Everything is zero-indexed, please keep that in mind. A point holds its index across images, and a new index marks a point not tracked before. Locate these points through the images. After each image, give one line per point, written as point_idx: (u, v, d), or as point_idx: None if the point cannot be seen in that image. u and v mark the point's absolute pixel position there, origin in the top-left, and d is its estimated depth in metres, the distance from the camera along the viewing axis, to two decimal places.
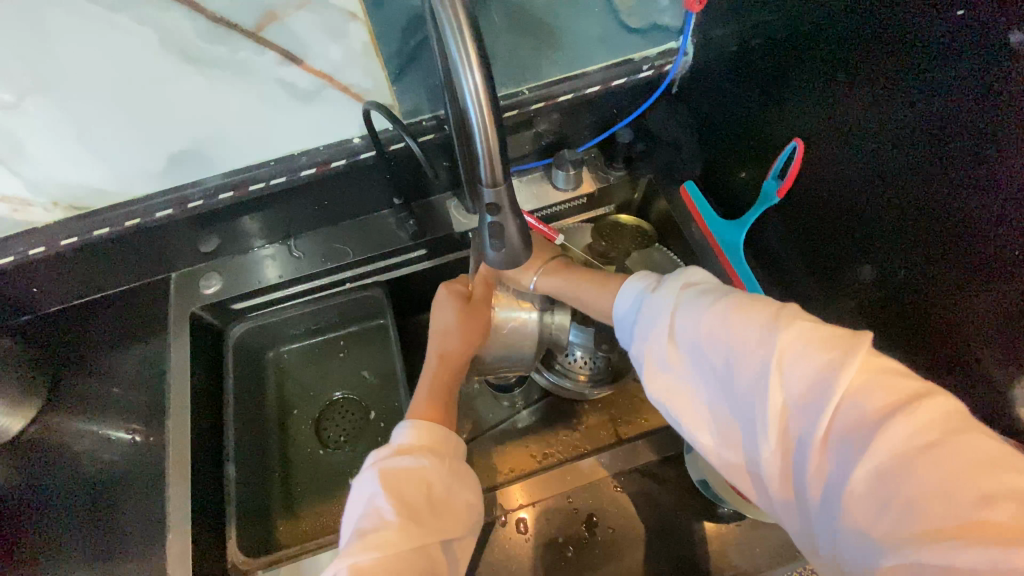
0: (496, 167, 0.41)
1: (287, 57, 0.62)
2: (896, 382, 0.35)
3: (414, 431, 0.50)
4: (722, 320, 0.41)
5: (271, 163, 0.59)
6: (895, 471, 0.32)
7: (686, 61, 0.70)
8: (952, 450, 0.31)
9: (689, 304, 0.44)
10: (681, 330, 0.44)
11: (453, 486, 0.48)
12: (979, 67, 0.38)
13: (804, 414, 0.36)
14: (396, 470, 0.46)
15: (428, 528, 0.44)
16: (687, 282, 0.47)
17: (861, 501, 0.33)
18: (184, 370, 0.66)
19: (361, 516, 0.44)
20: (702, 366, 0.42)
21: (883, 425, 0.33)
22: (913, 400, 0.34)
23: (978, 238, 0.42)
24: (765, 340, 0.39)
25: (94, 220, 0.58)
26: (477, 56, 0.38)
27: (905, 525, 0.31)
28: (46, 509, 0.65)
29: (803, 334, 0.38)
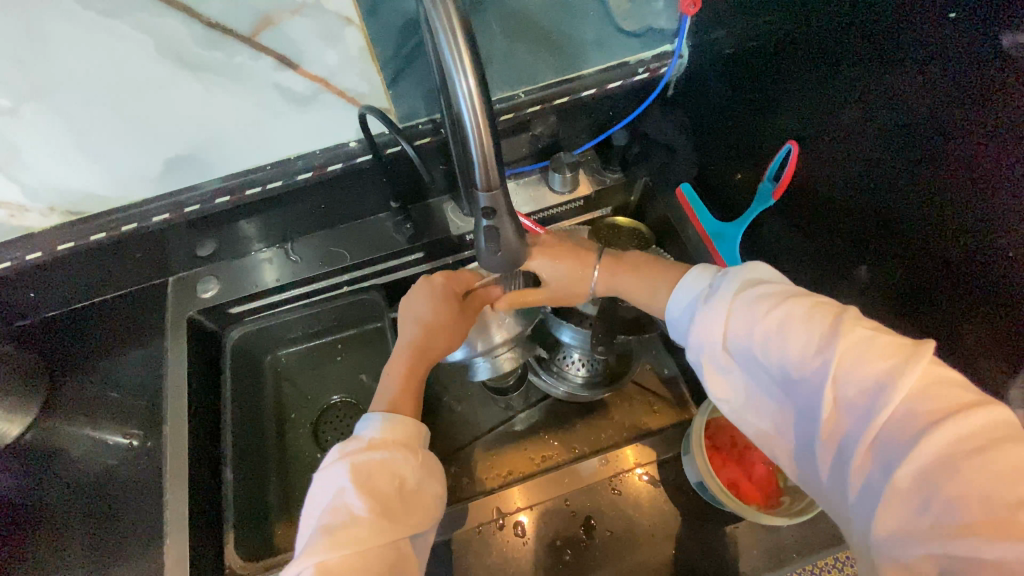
0: (490, 171, 0.42)
1: (285, 62, 0.56)
2: (952, 393, 0.34)
3: (388, 422, 0.47)
4: (781, 319, 0.41)
5: (267, 167, 0.61)
6: (936, 471, 0.32)
7: (681, 64, 0.70)
8: (1001, 456, 0.31)
9: (747, 300, 0.44)
10: (735, 325, 0.44)
11: (425, 479, 0.46)
12: (972, 69, 0.39)
13: (857, 414, 0.36)
14: (365, 460, 0.44)
15: (398, 525, 0.42)
16: (751, 278, 0.47)
17: (902, 496, 0.33)
18: (182, 374, 0.66)
19: (328, 509, 0.42)
20: (755, 362, 0.43)
21: (933, 428, 0.33)
22: (966, 408, 0.33)
23: (974, 240, 0.42)
24: (824, 343, 0.39)
25: (93, 225, 0.59)
26: (471, 61, 0.38)
27: (940, 521, 0.31)
28: (46, 514, 0.65)
29: (867, 340, 0.38)
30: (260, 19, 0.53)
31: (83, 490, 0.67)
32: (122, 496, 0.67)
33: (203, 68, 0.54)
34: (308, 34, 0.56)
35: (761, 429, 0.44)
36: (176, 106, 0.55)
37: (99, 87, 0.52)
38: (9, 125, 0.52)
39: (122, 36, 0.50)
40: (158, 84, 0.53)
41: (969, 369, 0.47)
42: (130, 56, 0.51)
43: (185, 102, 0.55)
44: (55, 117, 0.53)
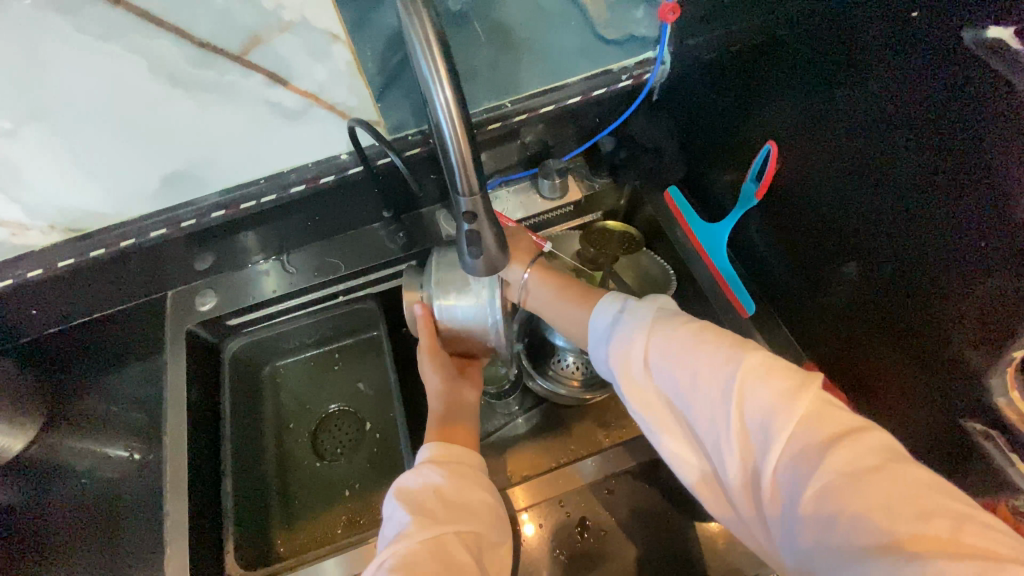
0: (471, 176, 0.43)
1: (273, 78, 0.56)
2: (843, 418, 0.37)
3: (431, 447, 0.52)
4: (691, 345, 0.43)
5: (261, 181, 0.62)
6: (838, 489, 0.34)
7: (664, 70, 0.71)
8: (895, 476, 0.33)
9: (662, 328, 0.46)
10: (653, 347, 0.46)
11: (465, 486, 0.49)
12: (941, 67, 0.39)
13: (761, 436, 0.38)
14: (408, 486, 0.48)
15: (444, 524, 0.44)
16: (664, 305, 0.50)
17: (809, 516, 0.34)
18: (182, 386, 0.67)
19: (388, 531, 0.45)
20: (670, 387, 0.44)
21: (830, 449, 0.35)
22: (856, 432, 0.36)
23: (946, 236, 0.43)
24: (729, 366, 0.41)
25: (89, 243, 0.60)
26: (448, 72, 0.39)
27: (852, 535, 0.32)
28: (49, 527, 0.66)
29: (763, 365, 0.40)
30: (251, 38, 0.53)
31: (86, 503, 0.68)
32: (123, 510, 0.67)
33: (198, 87, 0.54)
34: (296, 51, 0.55)
35: (674, 457, 0.44)
36: (168, 124, 0.55)
37: (98, 111, 0.53)
38: (10, 148, 0.52)
39: (117, 56, 0.50)
40: (153, 103, 0.54)
41: (953, 364, 0.47)
42: (124, 78, 0.51)
43: (174, 122, 0.56)
44: (55, 134, 0.53)
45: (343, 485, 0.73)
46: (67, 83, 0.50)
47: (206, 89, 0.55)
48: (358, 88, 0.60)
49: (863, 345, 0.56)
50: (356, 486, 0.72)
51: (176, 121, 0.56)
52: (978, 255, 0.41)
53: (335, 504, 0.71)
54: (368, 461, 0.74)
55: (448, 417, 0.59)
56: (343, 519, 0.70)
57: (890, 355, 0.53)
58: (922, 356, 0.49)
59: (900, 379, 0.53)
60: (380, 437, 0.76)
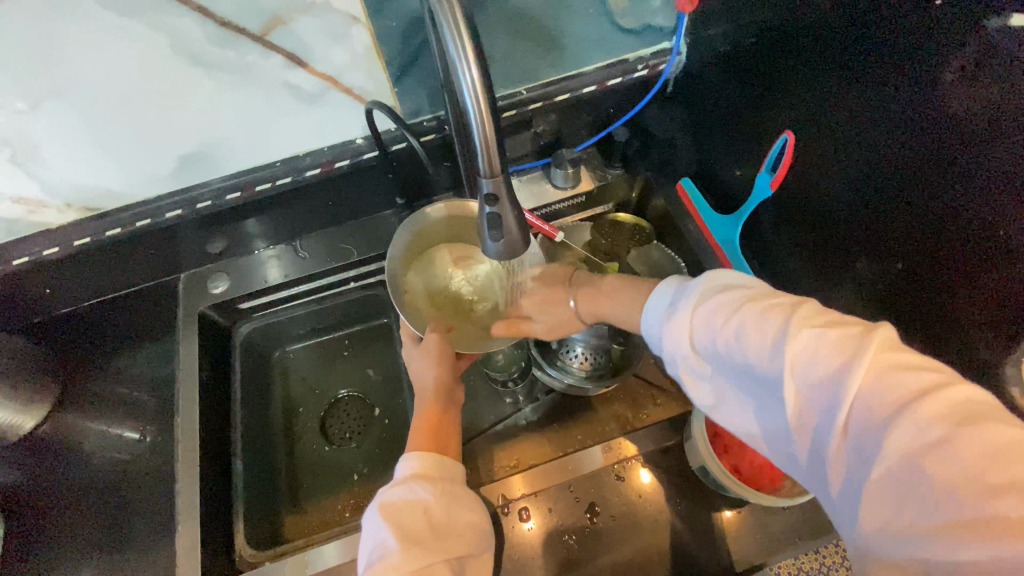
0: (493, 157, 0.43)
1: (293, 60, 0.56)
2: (915, 377, 0.32)
3: (412, 459, 0.51)
4: (736, 326, 0.39)
5: (277, 164, 0.65)
6: (904, 466, 0.29)
7: (680, 61, 0.72)
8: (969, 445, 0.28)
9: (708, 307, 0.42)
10: (700, 330, 0.42)
11: (452, 506, 0.48)
12: (964, 56, 0.39)
13: (817, 416, 0.34)
14: (393, 502, 0.46)
15: (432, 552, 0.43)
16: (720, 276, 0.44)
17: (873, 499, 0.30)
18: (193, 367, 0.67)
19: (366, 552, 0.43)
20: (725, 368, 0.40)
21: (891, 422, 0.30)
22: (925, 395, 0.30)
23: (963, 223, 0.43)
24: (776, 342, 0.36)
25: (106, 221, 0.62)
26: (474, 52, 0.39)
27: (921, 519, 0.28)
28: (58, 506, 0.66)
29: (814, 338, 0.35)
30: (271, 19, 0.52)
31: (95, 482, 0.68)
32: (132, 490, 0.68)
33: (216, 67, 0.54)
34: (315, 34, 0.54)
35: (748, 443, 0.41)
36: (186, 104, 0.56)
37: (117, 89, 0.53)
38: (26, 125, 0.52)
39: (138, 34, 0.49)
40: (173, 82, 0.54)
41: (967, 352, 0.47)
42: (145, 55, 0.51)
43: (194, 102, 0.56)
44: (71, 111, 0.53)
45: (351, 470, 0.73)
46: (87, 61, 0.50)
47: (224, 69, 0.54)
48: (375, 72, 0.60)
49: None
50: (363, 471, 0.73)
51: (196, 101, 0.56)
52: (996, 244, 0.41)
53: (343, 488, 0.72)
54: (376, 447, 0.74)
55: (441, 403, 0.60)
56: (350, 503, 0.71)
57: (904, 344, 0.53)
58: (935, 345, 0.50)
59: None
60: (388, 423, 0.76)
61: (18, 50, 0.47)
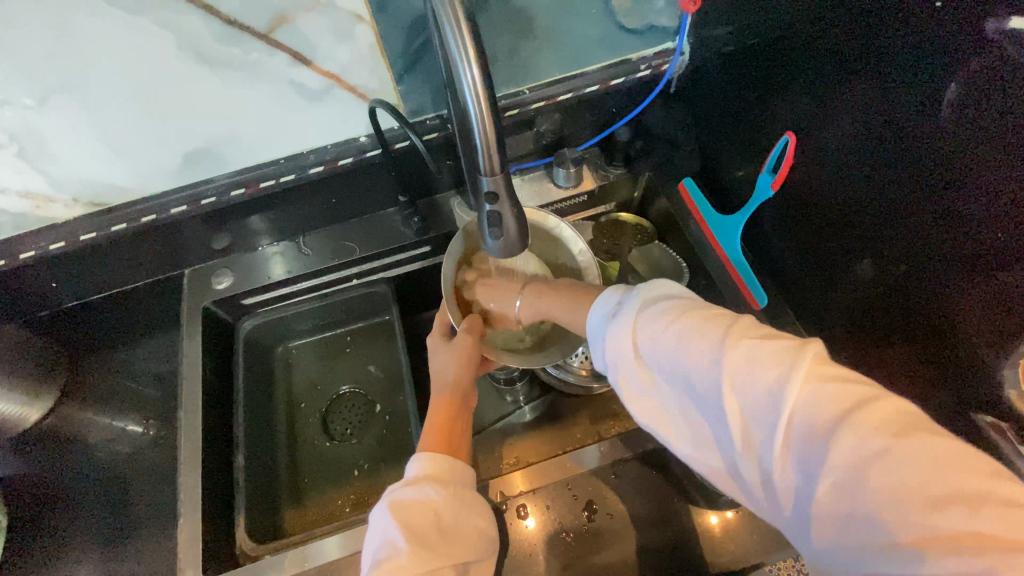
0: (494, 155, 0.43)
1: (297, 58, 0.56)
2: (848, 387, 0.32)
3: (425, 459, 0.51)
4: (675, 335, 0.38)
5: (281, 162, 0.65)
6: (853, 483, 0.29)
7: (683, 61, 0.72)
8: (909, 455, 0.28)
9: (647, 315, 0.41)
10: (639, 342, 0.41)
11: (461, 510, 0.48)
12: (966, 57, 0.39)
13: (758, 430, 0.33)
14: (404, 500, 0.47)
15: (439, 555, 0.44)
16: (655, 287, 0.44)
17: (828, 514, 0.30)
18: (196, 362, 0.68)
19: (375, 549, 0.44)
20: (667, 382, 0.39)
21: (836, 434, 0.30)
22: (861, 408, 0.30)
23: (963, 226, 0.43)
24: (715, 356, 0.36)
25: (115, 216, 0.63)
26: (475, 51, 0.39)
27: (874, 535, 0.28)
28: (62, 497, 0.67)
29: (753, 349, 0.34)
30: (276, 18, 0.52)
31: (99, 474, 0.69)
32: (136, 482, 0.68)
33: (222, 65, 0.54)
34: (320, 32, 0.55)
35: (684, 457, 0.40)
36: (192, 100, 0.56)
37: (122, 86, 0.53)
38: (35, 120, 0.53)
39: (145, 31, 0.50)
40: (178, 79, 0.54)
41: (967, 355, 0.47)
42: (151, 52, 0.51)
43: (200, 99, 0.56)
44: (78, 107, 0.53)
45: (352, 466, 0.73)
46: (92, 57, 0.50)
47: (230, 66, 0.55)
48: (378, 71, 0.60)
49: (874, 337, 0.56)
50: (365, 466, 0.73)
51: (202, 98, 0.56)
52: (994, 249, 0.41)
53: (343, 483, 0.72)
54: (377, 443, 0.75)
55: (454, 403, 0.59)
56: (351, 498, 0.71)
57: (904, 346, 0.53)
58: (934, 348, 0.50)
59: (913, 370, 0.53)
60: (389, 419, 0.77)
61: (26, 44, 0.48)
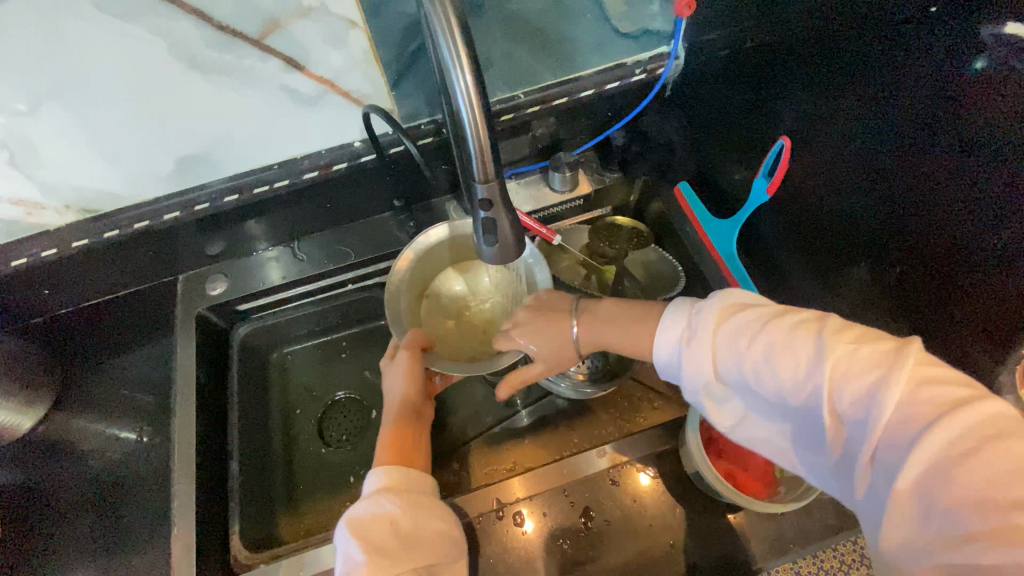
0: (487, 162, 0.43)
1: (290, 64, 0.56)
2: (944, 390, 0.33)
3: (378, 472, 0.51)
4: (764, 346, 0.39)
5: (274, 167, 0.64)
6: (934, 479, 0.30)
7: (678, 64, 0.72)
8: (996, 458, 0.29)
9: (731, 326, 0.42)
10: (719, 342, 0.42)
11: (420, 516, 0.48)
12: (961, 63, 0.39)
13: (853, 428, 0.35)
14: (359, 514, 0.47)
15: (398, 563, 0.44)
16: (739, 296, 0.45)
17: (904, 508, 0.31)
18: (190, 369, 0.67)
19: (334, 565, 0.44)
20: (748, 382, 0.41)
21: (926, 433, 0.31)
22: (952, 409, 0.31)
23: (960, 232, 0.43)
24: (811, 357, 0.37)
25: (105, 222, 0.62)
26: (468, 57, 0.39)
27: (945, 529, 0.29)
28: (54, 506, 0.66)
29: (849, 355, 0.36)
30: (268, 23, 0.52)
31: (91, 483, 0.68)
32: (129, 490, 0.68)
33: (214, 71, 0.54)
34: (313, 38, 0.55)
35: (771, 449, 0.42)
36: (184, 106, 0.56)
37: (114, 92, 0.53)
38: (26, 127, 0.53)
39: (137, 37, 0.50)
40: (171, 85, 0.54)
41: (964, 361, 0.46)
42: (143, 58, 0.51)
43: (193, 105, 0.56)
44: (69, 113, 0.53)
45: (348, 473, 0.73)
46: (83, 63, 0.50)
47: (223, 72, 0.54)
48: (373, 76, 0.60)
49: None
50: (360, 473, 0.73)
51: (195, 104, 0.56)
52: (990, 254, 0.41)
53: (339, 490, 0.72)
54: (373, 449, 0.74)
55: (405, 418, 0.59)
56: (347, 505, 0.71)
57: None
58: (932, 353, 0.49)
59: None
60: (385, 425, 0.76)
61: (16, 51, 0.47)
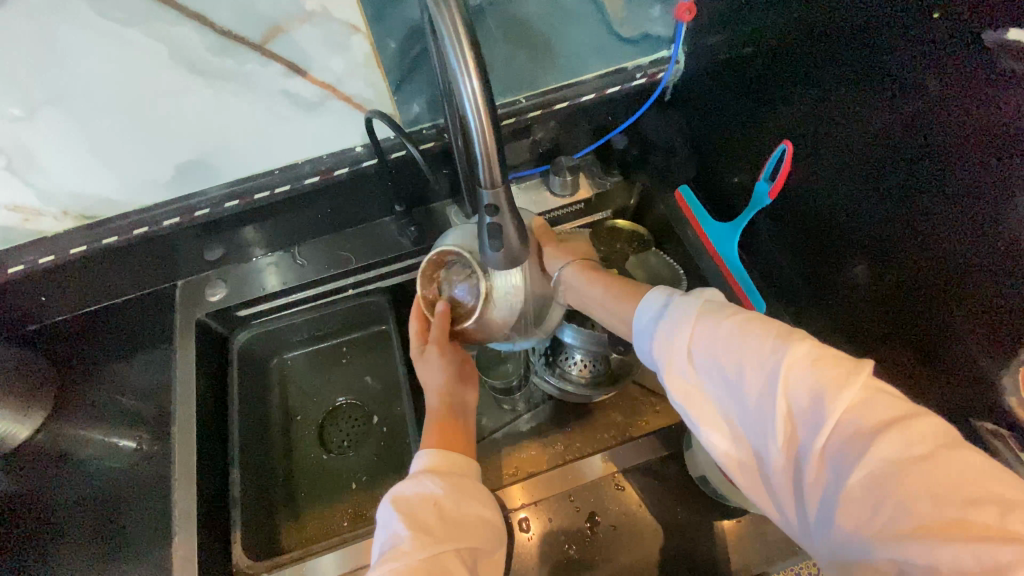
0: (493, 168, 0.43)
1: (292, 69, 0.56)
2: (894, 402, 0.33)
3: (427, 456, 0.51)
4: (733, 330, 0.40)
5: (275, 172, 0.65)
6: (886, 478, 0.30)
7: (677, 69, 0.72)
8: (944, 463, 0.29)
9: (704, 313, 0.43)
10: (696, 334, 0.42)
11: (466, 501, 0.48)
12: (963, 68, 0.40)
13: (805, 425, 0.34)
14: (405, 494, 0.47)
15: (441, 541, 0.43)
16: (709, 295, 0.45)
17: (854, 503, 0.31)
18: (190, 375, 0.67)
19: (382, 541, 0.44)
20: (715, 376, 0.40)
21: (881, 432, 0.31)
22: (906, 417, 0.32)
23: (962, 234, 0.43)
24: (776, 352, 0.37)
25: (103, 229, 0.62)
26: (475, 63, 0.39)
27: (893, 524, 0.29)
28: (53, 515, 0.66)
29: (813, 351, 0.36)
30: (270, 29, 0.52)
31: (91, 491, 0.67)
32: (128, 499, 0.67)
33: (215, 76, 0.54)
34: (316, 44, 0.54)
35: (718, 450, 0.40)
36: (184, 112, 0.55)
37: (112, 98, 0.52)
38: (25, 134, 0.52)
39: (137, 43, 0.49)
40: (169, 91, 0.53)
41: (966, 363, 0.47)
42: (143, 65, 0.51)
43: (191, 111, 0.55)
44: (68, 120, 0.52)
45: (349, 479, 0.72)
46: (81, 70, 0.49)
47: (224, 78, 0.54)
48: (374, 80, 0.60)
49: (874, 344, 0.56)
50: (363, 479, 0.72)
51: (195, 110, 0.56)
52: (992, 257, 0.41)
53: (340, 496, 0.71)
54: (375, 455, 0.74)
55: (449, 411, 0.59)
56: (348, 512, 0.70)
57: (904, 354, 0.53)
58: (936, 356, 0.49)
59: (914, 378, 0.52)
60: (386, 431, 0.76)
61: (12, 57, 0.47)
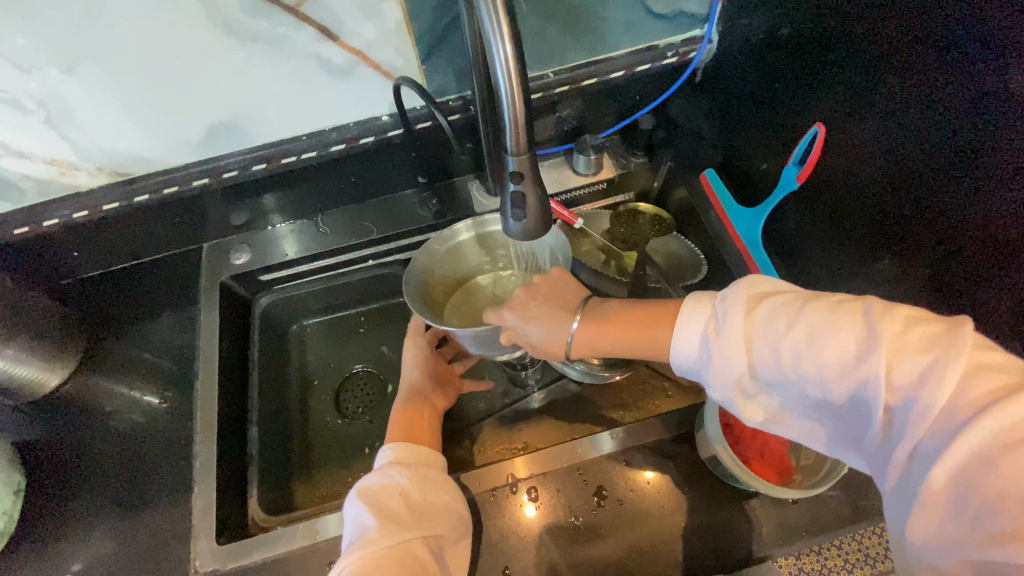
0: (520, 133, 0.42)
1: (324, 33, 0.56)
2: (995, 376, 0.31)
3: (394, 447, 0.55)
4: (806, 333, 0.37)
5: (304, 138, 0.65)
6: (975, 471, 0.29)
7: (710, 49, 0.71)
8: None
9: (764, 316, 0.39)
10: (756, 342, 0.39)
11: (430, 488, 0.52)
12: (1010, 49, 0.38)
13: (899, 422, 0.33)
14: (371, 486, 0.51)
15: (408, 529, 0.47)
16: (761, 285, 0.41)
17: (940, 499, 0.30)
18: (213, 333, 0.69)
19: (351, 533, 0.48)
20: (789, 382, 0.38)
21: (973, 422, 0.30)
22: (1009, 394, 0.30)
23: (999, 222, 0.42)
24: (861, 351, 0.35)
25: (136, 186, 0.64)
26: (509, 26, 0.39)
27: (984, 524, 0.28)
28: (77, 461, 0.68)
29: (901, 339, 0.34)
30: None
31: (114, 440, 0.69)
32: (148, 450, 0.69)
33: (249, 38, 0.54)
34: (347, 7, 0.55)
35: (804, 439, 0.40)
36: (216, 74, 0.56)
37: (145, 58, 0.53)
38: (61, 86, 0.53)
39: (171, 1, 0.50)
40: (208, 54, 0.54)
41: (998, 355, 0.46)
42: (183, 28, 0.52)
43: (222, 73, 0.56)
44: (105, 74, 0.53)
45: (361, 443, 0.73)
46: (123, 25, 0.50)
47: (259, 39, 0.55)
48: (404, 49, 0.60)
49: None
50: (375, 445, 0.73)
51: (228, 72, 0.56)
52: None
53: (354, 459, 0.72)
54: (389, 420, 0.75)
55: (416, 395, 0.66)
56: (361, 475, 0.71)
57: None
58: None
59: None
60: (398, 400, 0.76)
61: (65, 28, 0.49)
